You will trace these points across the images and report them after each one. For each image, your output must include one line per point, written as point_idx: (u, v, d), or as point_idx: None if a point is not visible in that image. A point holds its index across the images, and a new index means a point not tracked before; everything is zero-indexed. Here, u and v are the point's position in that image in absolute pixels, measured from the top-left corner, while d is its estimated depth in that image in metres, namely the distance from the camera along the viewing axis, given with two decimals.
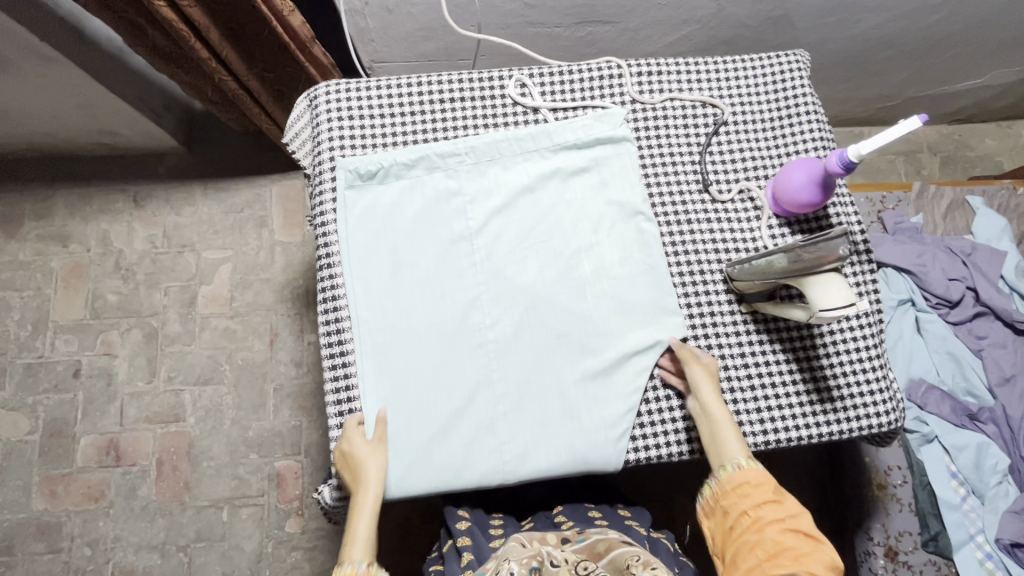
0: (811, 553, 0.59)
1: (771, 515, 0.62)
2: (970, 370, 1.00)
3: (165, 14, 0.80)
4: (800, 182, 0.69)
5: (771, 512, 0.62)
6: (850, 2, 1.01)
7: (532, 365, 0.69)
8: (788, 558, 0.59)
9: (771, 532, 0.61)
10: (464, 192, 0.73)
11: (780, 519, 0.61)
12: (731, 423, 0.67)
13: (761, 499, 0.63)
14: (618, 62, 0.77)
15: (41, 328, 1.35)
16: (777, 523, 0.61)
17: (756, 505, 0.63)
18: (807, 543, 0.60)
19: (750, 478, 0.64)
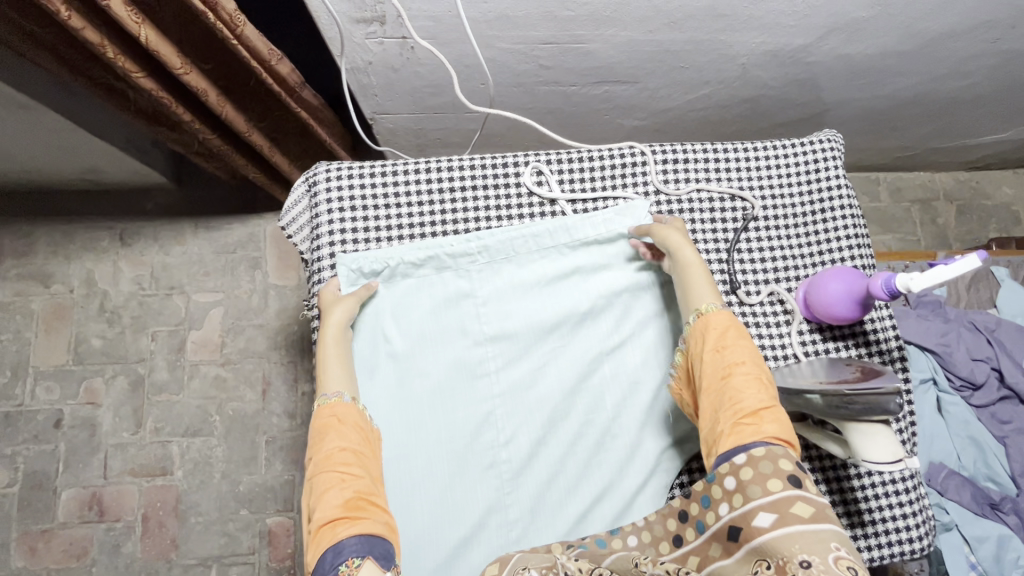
0: (772, 408, 0.53)
1: (732, 360, 0.55)
2: (993, 457, 0.97)
3: (145, 84, 0.75)
4: (837, 294, 0.64)
5: (730, 358, 0.56)
6: (883, 68, 0.96)
7: (546, 486, 0.64)
8: (750, 420, 0.52)
9: (730, 385, 0.54)
10: (476, 293, 0.67)
11: (739, 364, 0.55)
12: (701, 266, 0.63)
13: (720, 341, 0.57)
14: (642, 149, 0.72)
15: (21, 374, 1.29)
16: (735, 371, 0.55)
17: (716, 352, 0.57)
18: (770, 396, 0.54)
19: (711, 325, 0.58)
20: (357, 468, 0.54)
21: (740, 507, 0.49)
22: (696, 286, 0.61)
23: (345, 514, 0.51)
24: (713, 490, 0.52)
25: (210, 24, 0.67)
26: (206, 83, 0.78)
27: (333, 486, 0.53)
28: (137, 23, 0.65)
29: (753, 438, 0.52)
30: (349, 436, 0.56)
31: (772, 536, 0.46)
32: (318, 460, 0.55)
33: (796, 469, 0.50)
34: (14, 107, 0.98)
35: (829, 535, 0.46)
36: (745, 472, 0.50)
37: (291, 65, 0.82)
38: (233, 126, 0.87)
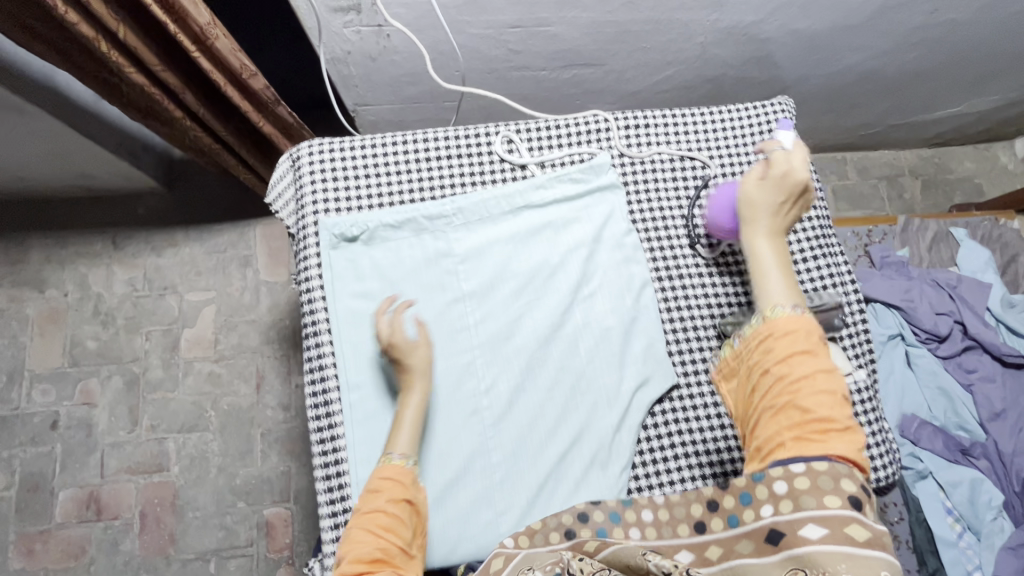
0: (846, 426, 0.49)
1: (804, 373, 0.50)
2: (961, 405, 1.01)
3: (137, 77, 0.80)
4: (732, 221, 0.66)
5: (802, 367, 0.50)
6: (832, 42, 1.02)
7: (528, 429, 0.67)
8: (816, 433, 0.48)
9: (801, 399, 0.49)
10: (453, 252, 0.71)
11: (810, 373, 0.50)
12: (779, 253, 0.57)
13: (790, 346, 0.51)
14: (605, 115, 0.77)
15: (16, 378, 1.30)
16: (809, 383, 0.49)
17: (782, 361, 0.51)
18: (844, 413, 0.49)
19: (776, 330, 0.52)
20: (393, 534, 0.54)
21: (787, 513, 0.47)
22: (770, 280, 0.55)
23: (367, 566, 0.52)
24: (757, 491, 0.50)
25: (172, 31, 0.72)
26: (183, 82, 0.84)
27: (364, 540, 0.53)
28: (117, 21, 0.71)
29: (811, 451, 0.48)
30: (399, 503, 0.56)
31: (815, 551, 0.44)
32: (362, 511, 0.55)
33: (860, 492, 0.46)
34: (8, 109, 1.03)
35: (882, 564, 0.43)
36: (801, 481, 0.47)
37: (266, 81, 0.87)
38: (212, 126, 0.93)
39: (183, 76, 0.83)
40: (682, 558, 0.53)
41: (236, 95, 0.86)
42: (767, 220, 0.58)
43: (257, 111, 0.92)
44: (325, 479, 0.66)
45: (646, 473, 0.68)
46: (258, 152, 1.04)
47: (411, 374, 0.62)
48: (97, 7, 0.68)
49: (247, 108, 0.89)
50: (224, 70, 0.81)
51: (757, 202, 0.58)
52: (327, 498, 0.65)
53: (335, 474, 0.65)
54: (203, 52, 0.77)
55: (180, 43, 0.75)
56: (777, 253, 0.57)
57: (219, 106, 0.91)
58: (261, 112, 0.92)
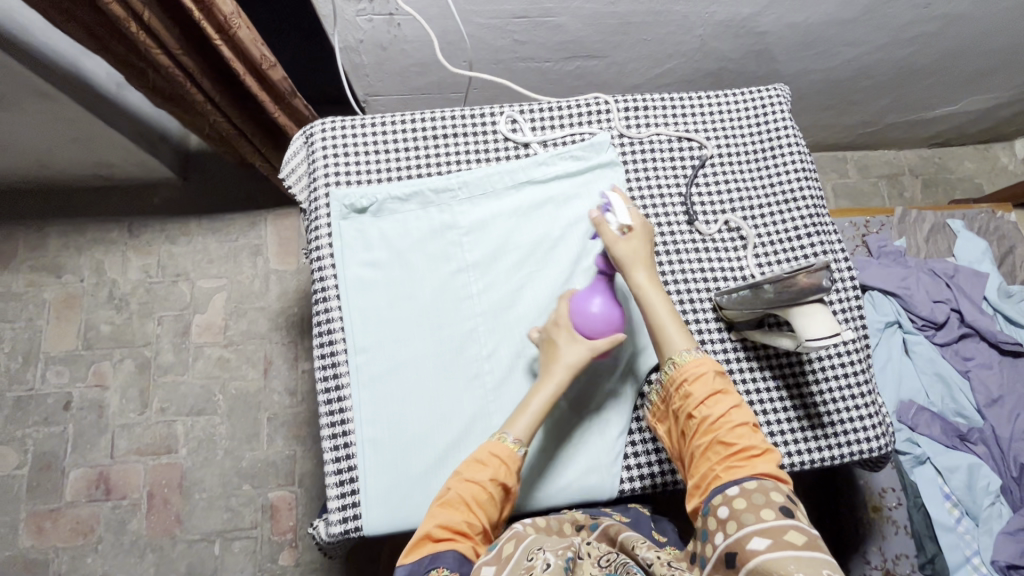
0: (763, 451, 0.59)
1: (719, 410, 0.60)
2: (958, 391, 1.02)
3: (163, 60, 0.82)
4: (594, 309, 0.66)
5: (717, 407, 0.61)
6: (828, 36, 1.05)
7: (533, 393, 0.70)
8: (739, 459, 0.58)
9: (722, 433, 0.59)
10: (458, 224, 0.74)
11: (724, 412, 0.60)
12: (662, 301, 0.66)
13: (705, 389, 0.62)
14: (606, 98, 0.80)
15: (32, 359, 1.34)
16: (725, 419, 0.60)
17: (701, 402, 0.61)
18: (759, 438, 0.60)
19: (688, 374, 0.63)
20: (482, 510, 0.58)
21: (734, 533, 0.53)
22: (664, 328, 0.65)
23: (450, 534, 0.57)
24: (709, 523, 0.56)
25: (198, 18, 0.75)
26: (202, 68, 0.86)
27: (457, 510, 0.58)
28: (145, 7, 0.73)
29: (738, 474, 0.57)
30: (500, 482, 0.59)
31: (766, 557, 0.49)
32: (463, 476, 0.60)
33: (786, 501, 0.54)
34: (33, 95, 1.08)
35: (822, 564, 0.47)
36: (739, 502, 0.55)
37: (284, 73, 0.91)
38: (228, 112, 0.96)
39: (203, 62, 0.86)
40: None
41: (254, 85, 0.89)
42: (643, 273, 0.66)
43: (275, 103, 0.95)
44: (332, 439, 0.68)
45: (642, 439, 0.71)
46: (273, 144, 1.08)
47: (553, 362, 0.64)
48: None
49: (265, 99, 0.93)
50: (244, 59, 0.84)
51: (628, 263, 0.66)
52: (333, 457, 0.67)
53: (341, 433, 0.68)
54: (225, 42, 0.80)
55: (205, 31, 0.77)
56: (657, 296, 0.66)
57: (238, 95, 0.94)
58: (279, 104, 0.96)
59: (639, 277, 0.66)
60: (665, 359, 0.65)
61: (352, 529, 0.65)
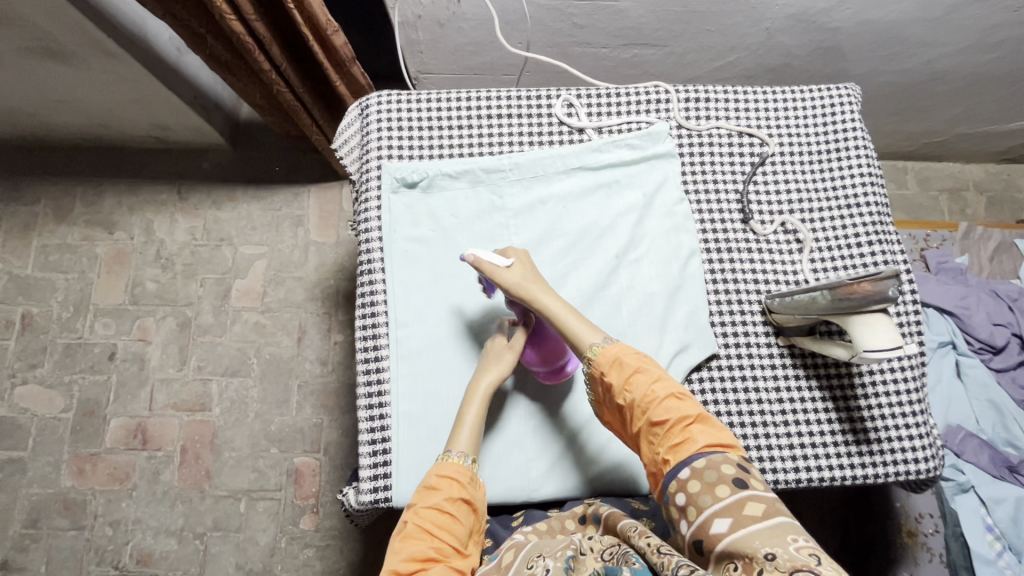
0: (698, 417, 0.56)
1: (641, 389, 0.57)
2: (1012, 420, 0.97)
3: (235, 27, 0.81)
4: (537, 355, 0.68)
5: (642, 389, 0.58)
6: (905, 36, 0.99)
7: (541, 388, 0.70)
8: (678, 439, 0.55)
9: (652, 415, 0.56)
10: (506, 206, 0.73)
11: (649, 394, 0.57)
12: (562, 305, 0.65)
13: (623, 373, 0.59)
14: (667, 87, 0.78)
15: (82, 310, 1.40)
16: (650, 398, 0.57)
17: (624, 389, 0.58)
18: (690, 405, 0.57)
19: (604, 364, 0.60)
20: (446, 534, 0.55)
21: (696, 519, 0.49)
22: (570, 326, 0.63)
23: (420, 566, 0.52)
24: (671, 512, 0.52)
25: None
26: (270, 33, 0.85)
27: (419, 540, 0.54)
28: None
29: (681, 451, 0.54)
30: (457, 502, 0.57)
31: (730, 539, 0.46)
32: (418, 506, 0.56)
33: (739, 472, 0.51)
34: (100, 54, 1.11)
35: (785, 529, 0.46)
36: (693, 484, 0.51)
37: (345, 39, 0.90)
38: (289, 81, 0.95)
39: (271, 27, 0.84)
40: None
41: (318, 50, 0.88)
42: (540, 290, 0.65)
43: (334, 69, 0.95)
44: (367, 409, 0.68)
45: None
46: (328, 115, 1.09)
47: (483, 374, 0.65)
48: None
49: (325, 65, 0.92)
50: (311, 22, 0.83)
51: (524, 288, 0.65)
52: (367, 428, 0.68)
53: (377, 404, 0.68)
54: (296, 5, 0.80)
55: None
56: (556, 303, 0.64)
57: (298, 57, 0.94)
58: (337, 70, 0.95)
59: (544, 299, 0.64)
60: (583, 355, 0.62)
61: (381, 499, 0.66)
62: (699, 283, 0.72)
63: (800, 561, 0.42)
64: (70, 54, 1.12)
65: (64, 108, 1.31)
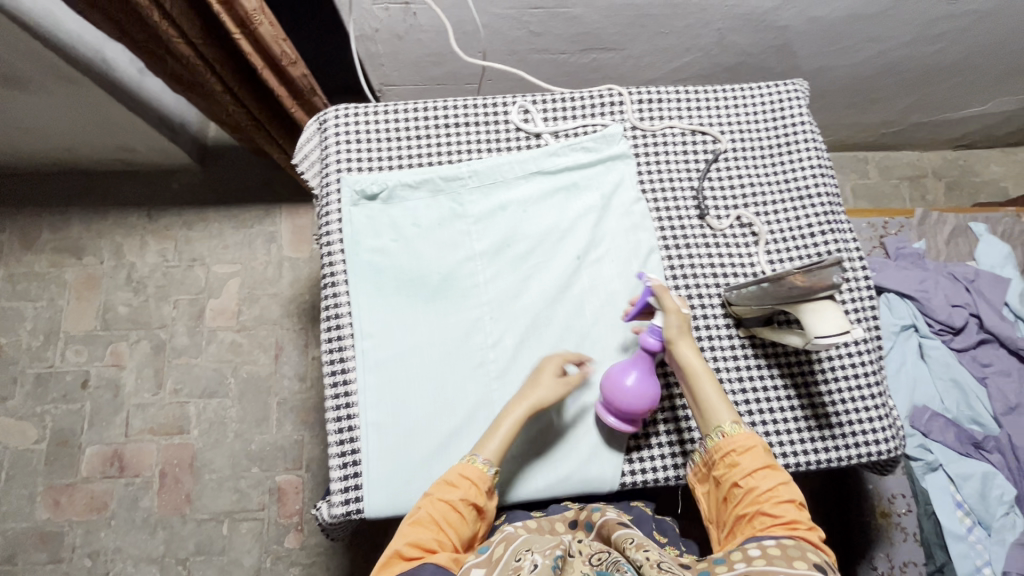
0: (807, 524, 0.58)
1: (768, 483, 0.60)
2: (975, 398, 0.99)
3: (182, 48, 0.82)
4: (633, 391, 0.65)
5: (763, 479, 0.60)
6: (851, 31, 1.03)
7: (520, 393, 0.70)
8: (779, 526, 0.57)
9: (767, 506, 0.58)
10: (467, 213, 0.74)
11: (770, 485, 0.60)
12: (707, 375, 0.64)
13: (752, 461, 0.61)
14: (620, 90, 0.79)
15: (52, 338, 1.38)
16: (772, 493, 0.59)
17: (749, 474, 0.61)
18: (805, 515, 0.58)
19: (737, 447, 0.62)
20: (453, 529, 0.59)
21: (760, 568, 0.52)
22: (708, 401, 0.64)
23: (421, 553, 0.57)
24: (731, 556, 0.55)
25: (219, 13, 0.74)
26: (222, 57, 0.85)
27: (427, 528, 0.58)
28: None
29: (777, 531, 0.57)
30: (472, 504, 0.60)
31: None
32: (433, 496, 0.60)
33: (823, 565, 0.53)
34: (58, 79, 1.11)
35: None
36: (774, 551, 0.54)
37: (303, 70, 0.92)
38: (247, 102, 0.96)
39: (223, 52, 0.85)
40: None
41: (274, 80, 0.89)
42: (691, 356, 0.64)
43: (292, 98, 0.96)
44: (336, 421, 0.68)
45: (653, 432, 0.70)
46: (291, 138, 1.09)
47: (529, 391, 0.64)
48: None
49: (283, 93, 0.93)
50: (261, 54, 0.84)
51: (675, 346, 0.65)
52: (336, 440, 0.68)
53: (346, 416, 0.68)
54: (245, 37, 0.80)
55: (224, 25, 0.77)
56: (704, 374, 0.64)
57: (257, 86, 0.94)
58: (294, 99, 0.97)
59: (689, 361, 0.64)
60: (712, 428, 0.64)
61: (354, 510, 0.66)
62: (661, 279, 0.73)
63: None
64: (29, 81, 1.11)
65: (26, 134, 1.30)
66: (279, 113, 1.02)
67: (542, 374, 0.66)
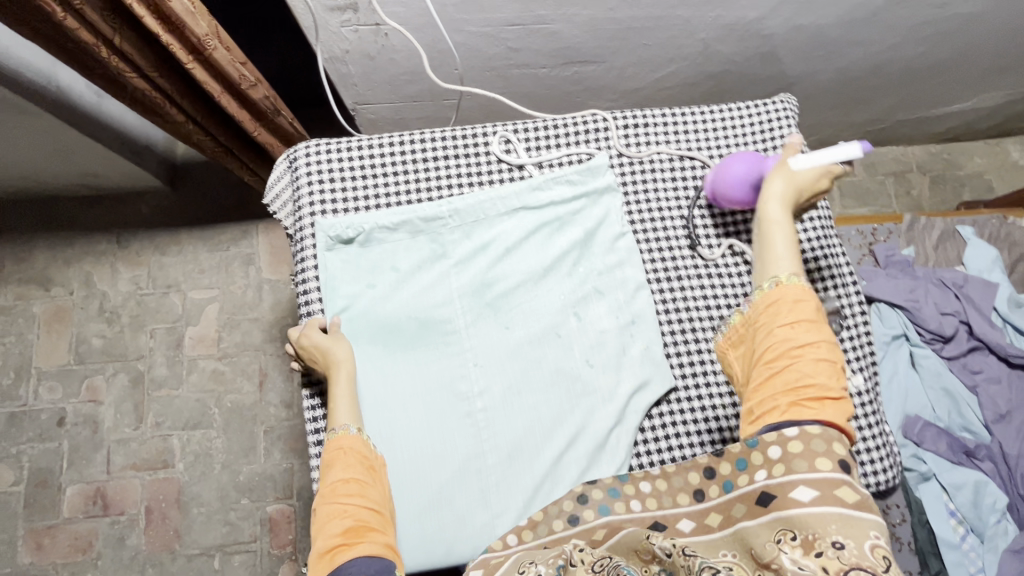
0: (841, 395, 0.51)
1: (807, 349, 0.52)
2: (966, 406, 1.00)
3: (139, 83, 0.77)
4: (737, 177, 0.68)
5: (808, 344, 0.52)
6: (837, 37, 1.00)
7: (510, 444, 0.67)
8: (814, 403, 0.51)
9: (805, 372, 0.51)
10: (448, 254, 0.71)
11: (813, 351, 0.52)
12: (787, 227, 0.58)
13: (796, 320, 0.53)
14: (604, 115, 0.76)
15: (23, 375, 1.32)
16: (812, 357, 0.52)
17: (792, 333, 0.53)
18: (841, 381, 0.52)
19: (789, 300, 0.54)
20: (359, 496, 0.54)
21: (781, 476, 0.50)
22: (776, 254, 0.56)
23: (343, 540, 0.51)
24: (753, 457, 0.53)
25: (167, 42, 0.69)
26: (180, 88, 0.81)
27: (333, 516, 0.53)
28: (113, 29, 0.68)
29: (807, 412, 0.51)
30: (353, 468, 0.56)
31: (808, 508, 0.47)
32: (321, 492, 0.55)
33: (847, 457, 0.49)
34: (9, 109, 1.04)
35: (867, 525, 0.45)
36: (795, 446, 0.50)
37: (266, 91, 0.86)
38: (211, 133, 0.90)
39: (181, 83, 0.80)
40: (684, 526, 0.56)
41: (234, 105, 0.84)
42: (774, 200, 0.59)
43: (255, 121, 0.90)
44: None
45: None
46: (263, 160, 1.03)
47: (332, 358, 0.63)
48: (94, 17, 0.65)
49: (245, 118, 0.87)
50: (219, 79, 0.79)
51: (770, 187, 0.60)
52: None
53: None
54: (199, 64, 0.75)
55: (175, 55, 0.72)
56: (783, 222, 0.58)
57: (222, 116, 0.89)
58: (258, 121, 0.90)
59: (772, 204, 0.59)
60: (766, 279, 0.56)
61: None
62: (653, 315, 0.71)
63: (868, 561, 0.42)
64: None
65: None
66: (244, 137, 0.96)
67: (309, 343, 0.63)
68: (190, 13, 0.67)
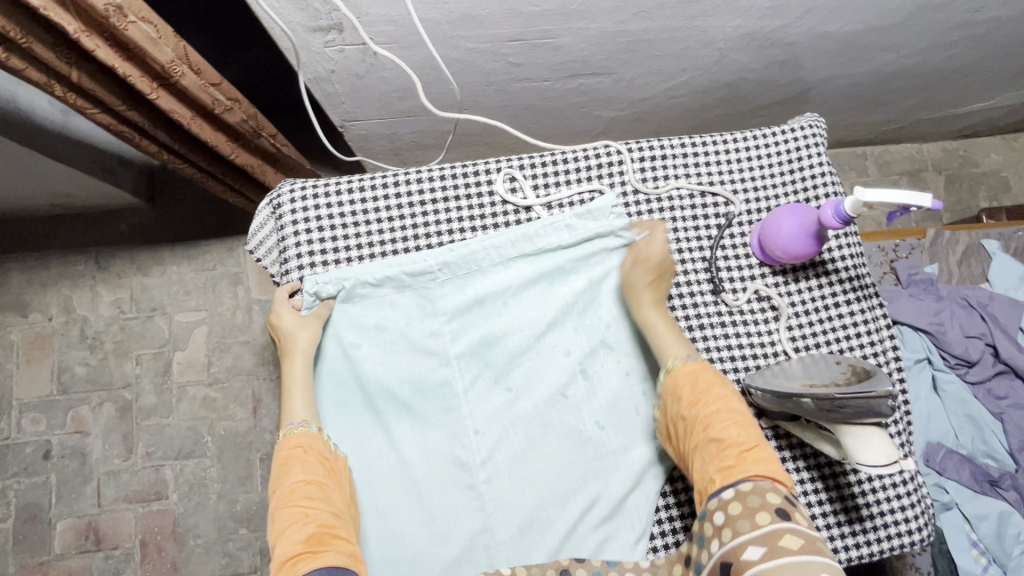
0: (756, 446, 0.53)
1: (708, 410, 0.55)
2: (990, 433, 0.96)
3: (104, 117, 0.71)
4: (790, 233, 0.64)
5: (708, 407, 0.55)
6: (863, 43, 0.92)
7: (520, 517, 0.62)
8: (735, 458, 0.52)
9: (714, 433, 0.53)
10: (444, 310, 0.65)
11: (718, 411, 0.55)
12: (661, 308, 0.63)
13: (694, 392, 0.57)
14: (618, 146, 0.69)
15: (4, 406, 1.26)
16: (716, 415, 0.54)
17: (692, 404, 0.56)
18: (750, 434, 0.53)
19: (682, 378, 0.58)
20: (321, 502, 0.52)
21: (730, 541, 0.48)
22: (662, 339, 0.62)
23: (307, 547, 0.49)
24: (705, 528, 0.52)
25: (128, 75, 0.62)
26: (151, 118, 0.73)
27: (295, 524, 0.50)
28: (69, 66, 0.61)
29: (734, 471, 0.51)
30: (313, 468, 0.54)
31: (762, 568, 0.45)
32: (279, 498, 0.52)
33: (784, 503, 0.49)
34: None
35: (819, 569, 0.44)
36: (734, 507, 0.49)
37: (244, 112, 0.77)
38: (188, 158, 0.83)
39: (151, 112, 0.73)
40: None
41: (208, 130, 0.76)
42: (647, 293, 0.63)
43: (231, 143, 0.81)
44: None
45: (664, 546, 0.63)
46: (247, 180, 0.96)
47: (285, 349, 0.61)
48: (40, 52, 0.57)
49: (221, 142, 0.79)
50: (188, 105, 0.71)
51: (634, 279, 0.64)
52: None
53: None
54: (166, 93, 0.67)
55: (138, 87, 0.64)
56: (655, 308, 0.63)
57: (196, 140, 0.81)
58: (235, 142, 0.83)
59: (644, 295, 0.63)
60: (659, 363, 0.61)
61: None
62: None
63: None
64: None
65: None
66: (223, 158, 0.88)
67: (277, 325, 0.62)
68: (153, 40, 0.60)
